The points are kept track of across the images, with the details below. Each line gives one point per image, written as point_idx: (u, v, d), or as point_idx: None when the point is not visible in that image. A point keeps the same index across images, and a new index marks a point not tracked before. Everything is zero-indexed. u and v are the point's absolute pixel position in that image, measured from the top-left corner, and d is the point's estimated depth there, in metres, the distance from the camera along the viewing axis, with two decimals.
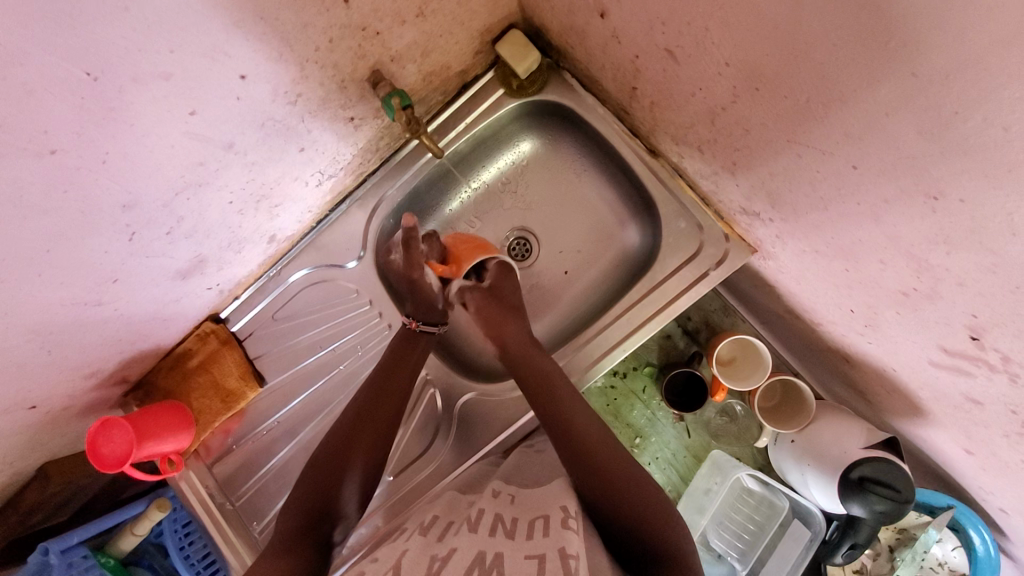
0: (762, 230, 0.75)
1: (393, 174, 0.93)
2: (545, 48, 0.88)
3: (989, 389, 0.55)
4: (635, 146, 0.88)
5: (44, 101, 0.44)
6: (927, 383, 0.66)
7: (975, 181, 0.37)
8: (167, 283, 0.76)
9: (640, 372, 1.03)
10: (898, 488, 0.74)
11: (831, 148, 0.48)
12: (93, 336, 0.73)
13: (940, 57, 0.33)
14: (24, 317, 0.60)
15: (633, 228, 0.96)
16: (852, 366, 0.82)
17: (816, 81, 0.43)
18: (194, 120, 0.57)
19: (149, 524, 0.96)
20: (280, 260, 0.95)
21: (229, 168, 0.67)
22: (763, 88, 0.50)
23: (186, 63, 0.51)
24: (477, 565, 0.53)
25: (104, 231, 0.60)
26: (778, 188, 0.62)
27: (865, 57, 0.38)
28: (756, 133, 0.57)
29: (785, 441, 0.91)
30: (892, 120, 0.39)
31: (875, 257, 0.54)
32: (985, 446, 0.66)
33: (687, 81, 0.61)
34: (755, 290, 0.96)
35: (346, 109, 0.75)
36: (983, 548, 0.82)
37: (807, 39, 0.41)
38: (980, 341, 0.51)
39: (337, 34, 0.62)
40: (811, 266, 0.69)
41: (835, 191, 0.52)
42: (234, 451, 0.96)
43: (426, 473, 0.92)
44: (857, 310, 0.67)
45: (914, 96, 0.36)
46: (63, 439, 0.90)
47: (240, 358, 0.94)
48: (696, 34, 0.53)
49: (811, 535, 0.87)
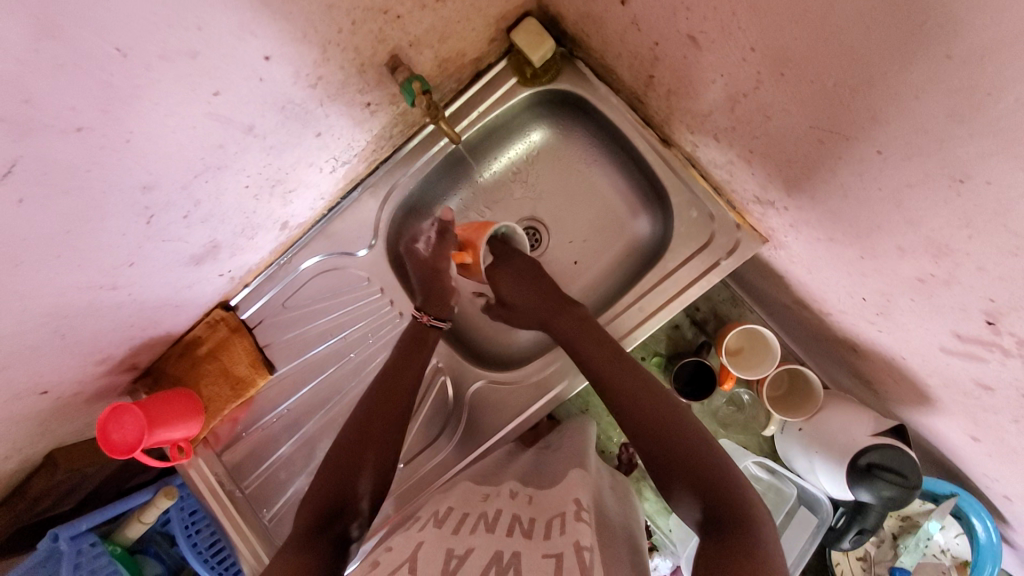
0: (775, 219, 0.76)
1: (405, 162, 0.93)
2: (559, 36, 0.89)
3: (1002, 374, 0.56)
4: (648, 135, 0.89)
5: (71, 77, 0.44)
6: (937, 370, 0.67)
7: (1002, 163, 0.37)
8: (181, 268, 0.76)
9: (648, 362, 1.04)
10: (905, 473, 0.76)
11: (856, 132, 0.49)
12: (106, 321, 0.73)
13: (976, 38, 0.34)
14: (41, 300, 0.60)
15: (644, 218, 0.96)
16: (860, 355, 0.83)
17: (845, 65, 0.44)
18: (217, 101, 0.57)
19: (157, 511, 0.95)
20: (291, 248, 0.95)
21: (248, 151, 0.67)
22: (789, 73, 0.51)
23: (212, 42, 0.51)
24: (495, 561, 0.54)
25: (123, 213, 0.59)
26: (796, 175, 0.62)
27: (897, 39, 0.38)
28: (777, 120, 0.58)
29: (793, 429, 0.92)
30: (922, 102, 0.40)
31: (892, 243, 0.55)
32: (993, 432, 0.67)
33: (708, 67, 0.61)
34: (763, 280, 0.97)
35: (363, 94, 0.75)
36: (986, 535, 0.82)
37: (839, 22, 0.42)
38: (995, 326, 0.51)
39: (360, 17, 0.62)
40: (824, 254, 0.70)
41: (857, 178, 0.53)
42: (242, 439, 0.96)
43: (436, 461, 0.92)
44: (869, 297, 0.68)
45: (947, 77, 0.37)
46: (71, 425, 0.90)
47: (250, 346, 0.94)
48: (722, 19, 0.53)
49: (818, 521, 0.88)
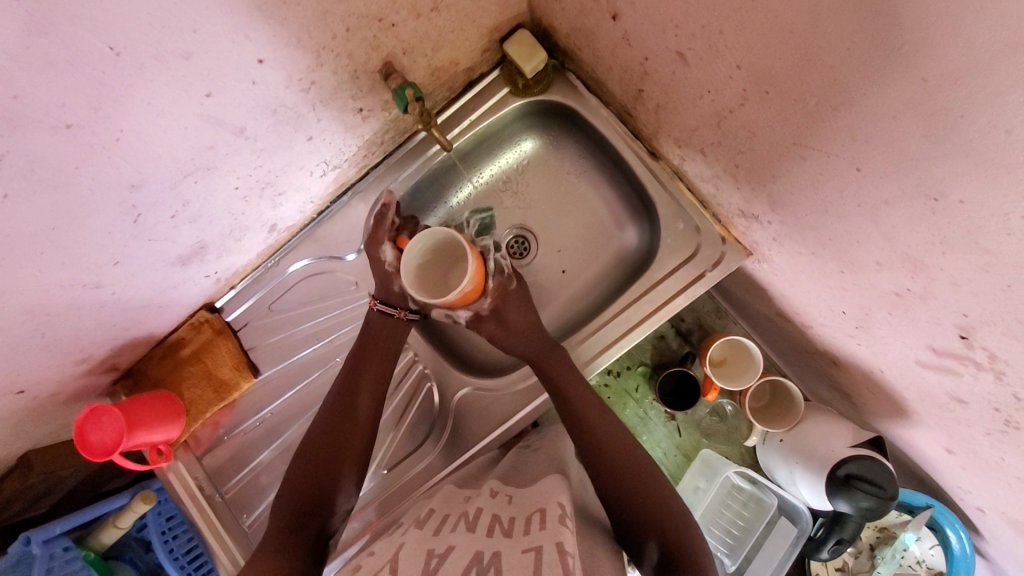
0: (759, 233, 0.78)
1: (396, 167, 0.94)
2: (551, 49, 0.90)
3: (975, 387, 0.58)
4: (637, 148, 0.90)
5: (64, 73, 0.43)
6: (913, 383, 0.69)
7: (975, 183, 0.39)
8: (166, 268, 0.75)
9: (633, 372, 1.05)
10: (883, 485, 0.77)
11: (836, 150, 0.50)
12: (88, 319, 0.72)
13: (949, 62, 0.35)
14: (24, 297, 0.59)
15: (632, 229, 0.98)
16: (839, 368, 0.84)
17: (826, 86, 0.46)
18: (210, 102, 0.57)
19: (133, 516, 0.93)
20: (278, 251, 0.94)
21: (238, 153, 0.67)
22: (773, 91, 0.52)
23: (207, 43, 0.51)
24: (475, 562, 0.53)
25: (111, 210, 0.59)
26: (779, 191, 0.64)
27: (876, 64, 0.40)
28: (761, 137, 0.59)
29: (774, 440, 0.93)
30: (899, 123, 0.42)
31: (871, 259, 0.57)
32: (967, 445, 0.68)
33: (696, 84, 0.63)
34: (746, 293, 0.98)
35: (356, 100, 0.75)
36: (959, 546, 0.85)
37: (821, 44, 0.43)
38: (969, 340, 0.53)
39: (355, 24, 0.63)
40: (806, 268, 0.71)
41: (837, 195, 0.54)
42: (223, 442, 0.95)
43: (418, 469, 0.92)
44: (849, 311, 0.70)
45: (922, 100, 0.39)
46: (47, 426, 0.88)
47: (235, 349, 0.93)
48: (710, 37, 0.55)
49: (798, 532, 0.89)
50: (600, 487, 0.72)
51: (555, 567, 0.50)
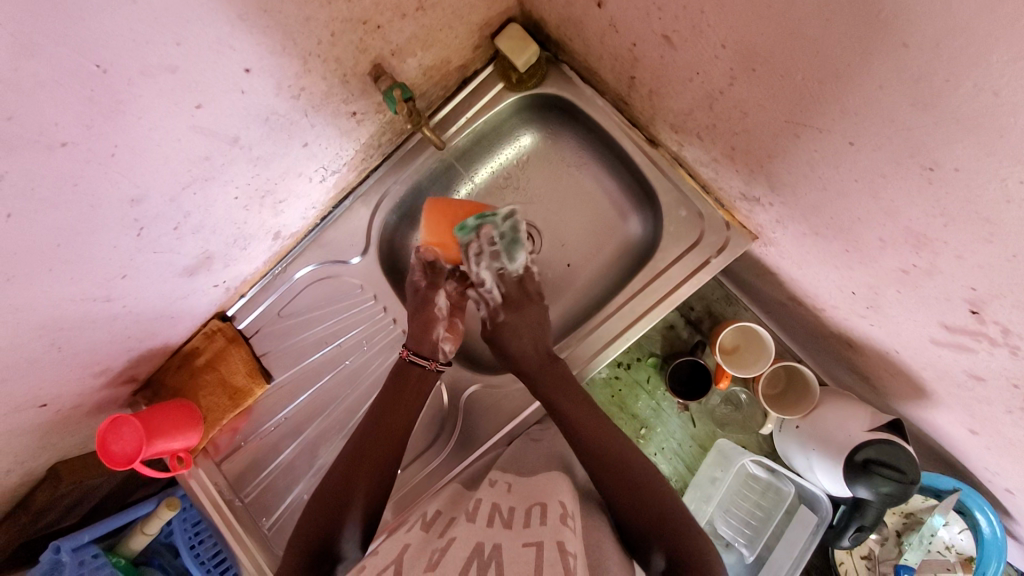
0: (763, 215, 0.76)
1: (395, 169, 0.94)
2: (543, 42, 0.90)
3: (991, 363, 0.56)
4: (635, 136, 0.89)
5: (53, 94, 0.45)
6: (930, 363, 0.67)
7: (969, 150, 0.38)
8: (175, 279, 0.77)
9: (644, 363, 1.04)
10: (903, 469, 0.75)
11: (827, 125, 0.49)
12: (101, 333, 0.74)
13: (928, 26, 0.34)
14: (35, 312, 0.61)
15: (635, 218, 0.97)
16: (854, 350, 0.82)
17: (810, 59, 0.44)
18: (200, 114, 0.58)
19: (160, 522, 0.96)
20: (285, 257, 0.95)
21: (234, 163, 0.68)
22: (760, 69, 0.51)
23: (192, 55, 0.52)
24: (476, 553, 0.54)
25: (113, 226, 0.60)
26: (777, 171, 0.62)
27: (857, 33, 0.39)
28: (753, 116, 0.58)
29: (791, 427, 0.91)
30: (885, 92, 0.40)
31: (875, 236, 0.55)
32: (989, 425, 0.66)
33: (684, 66, 0.62)
34: (756, 277, 0.97)
35: (349, 104, 0.76)
36: (989, 529, 0.81)
37: (800, 15, 0.42)
38: (980, 315, 0.51)
39: (339, 29, 0.63)
40: (811, 249, 0.70)
41: (833, 170, 0.53)
42: (243, 448, 0.97)
43: (431, 468, 0.92)
44: (859, 291, 0.67)
45: (905, 67, 0.37)
46: (72, 437, 0.91)
47: (248, 356, 0.95)
48: (692, 17, 0.54)
49: (818, 520, 0.87)
50: (606, 479, 0.72)
51: (555, 568, 0.50)
